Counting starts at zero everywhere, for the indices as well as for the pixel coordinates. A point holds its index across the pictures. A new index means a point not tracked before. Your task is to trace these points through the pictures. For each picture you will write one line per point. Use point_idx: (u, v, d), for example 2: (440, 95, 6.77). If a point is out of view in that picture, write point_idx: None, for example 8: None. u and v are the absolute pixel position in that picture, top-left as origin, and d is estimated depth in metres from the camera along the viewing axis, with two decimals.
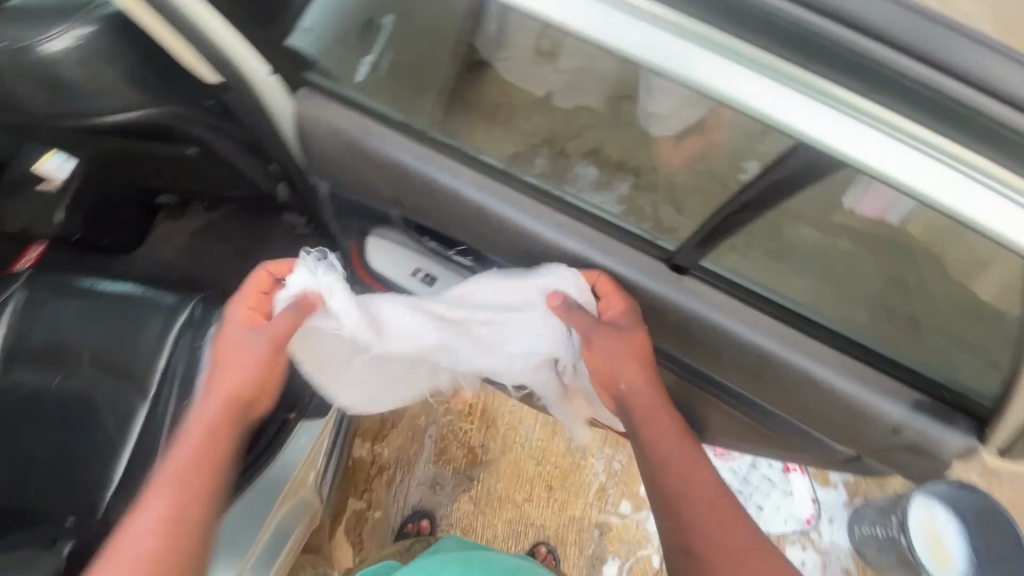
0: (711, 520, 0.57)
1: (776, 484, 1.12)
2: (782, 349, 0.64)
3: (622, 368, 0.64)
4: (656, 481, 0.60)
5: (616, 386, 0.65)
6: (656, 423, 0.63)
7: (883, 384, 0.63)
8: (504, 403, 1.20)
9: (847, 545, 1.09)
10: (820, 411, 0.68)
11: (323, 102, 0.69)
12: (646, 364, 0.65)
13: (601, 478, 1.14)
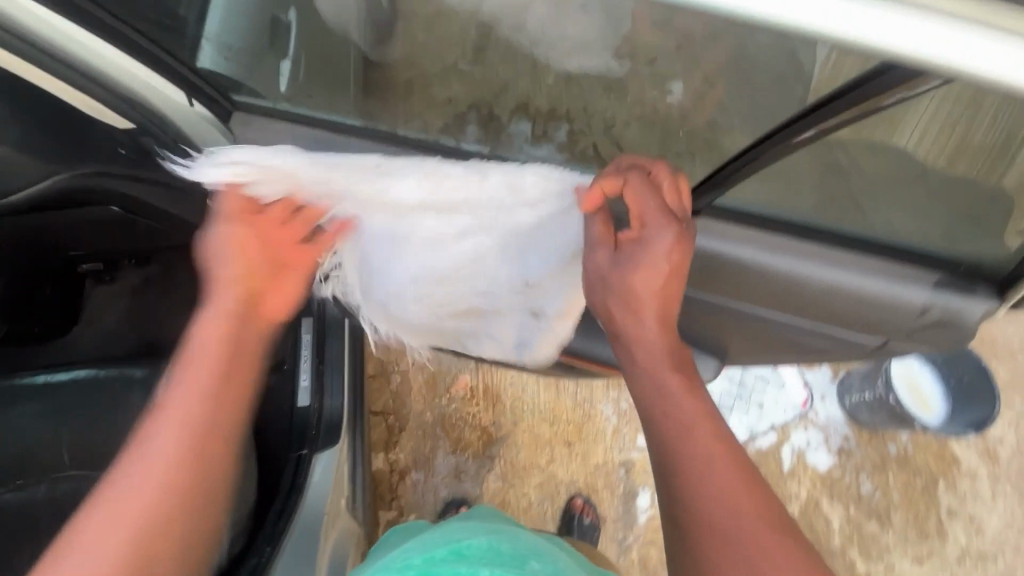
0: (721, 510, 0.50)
1: (768, 380, 1.20)
2: (802, 266, 0.63)
3: (639, 296, 0.59)
4: (663, 453, 0.55)
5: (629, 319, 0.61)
6: (673, 391, 0.57)
7: (904, 274, 0.63)
8: (504, 377, 1.20)
9: (842, 416, 1.18)
10: (851, 317, 0.68)
11: (260, 121, 0.61)
12: (669, 303, 0.60)
13: (613, 421, 1.18)
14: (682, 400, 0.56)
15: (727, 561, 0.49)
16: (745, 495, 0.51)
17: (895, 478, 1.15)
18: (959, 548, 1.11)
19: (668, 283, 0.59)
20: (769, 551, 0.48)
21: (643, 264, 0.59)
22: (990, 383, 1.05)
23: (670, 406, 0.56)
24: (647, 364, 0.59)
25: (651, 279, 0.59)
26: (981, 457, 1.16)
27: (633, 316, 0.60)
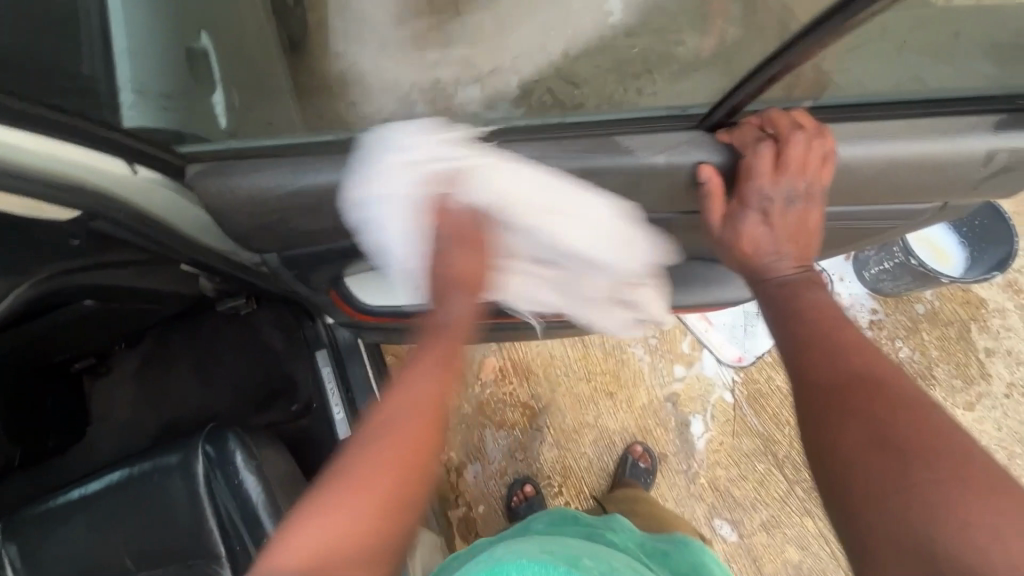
0: (874, 439, 0.40)
1: None
2: (868, 147, 0.54)
3: (788, 237, 0.55)
4: (793, 332, 0.50)
5: (767, 261, 0.55)
6: (823, 314, 0.51)
7: (959, 125, 0.54)
8: (529, 348, 1.19)
9: (865, 291, 1.18)
10: (914, 194, 0.58)
11: (224, 171, 0.55)
12: (808, 240, 0.56)
13: (647, 359, 1.18)
14: (845, 336, 0.48)
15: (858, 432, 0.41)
16: (930, 439, 0.39)
17: (930, 335, 1.16)
18: (1004, 383, 1.13)
19: (807, 244, 0.56)
20: (948, 454, 0.38)
21: (806, 211, 0.55)
22: (1007, 222, 1.03)
23: (826, 341, 0.48)
24: (830, 308, 0.52)
25: (805, 217, 0.55)
26: (1005, 292, 1.17)
27: (775, 252, 0.55)
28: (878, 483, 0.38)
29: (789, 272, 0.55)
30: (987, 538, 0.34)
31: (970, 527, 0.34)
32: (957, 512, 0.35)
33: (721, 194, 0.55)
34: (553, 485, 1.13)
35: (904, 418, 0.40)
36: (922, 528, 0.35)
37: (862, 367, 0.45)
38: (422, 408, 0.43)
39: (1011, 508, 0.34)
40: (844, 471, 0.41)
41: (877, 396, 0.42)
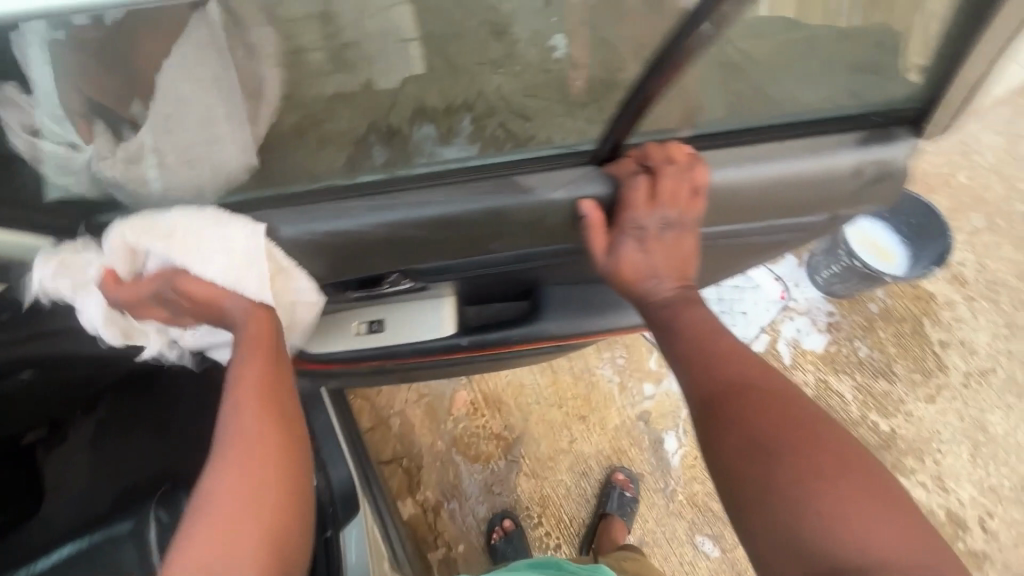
0: (755, 448, 0.47)
1: (742, 287, 1.24)
2: (741, 171, 0.59)
3: (664, 260, 0.61)
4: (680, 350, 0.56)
5: (649, 283, 0.61)
6: (701, 329, 0.57)
7: (823, 144, 0.59)
8: (499, 378, 1.19)
9: (820, 295, 1.22)
10: (794, 206, 0.64)
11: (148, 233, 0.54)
12: (687, 261, 0.62)
13: (617, 379, 1.19)
14: (723, 347, 0.55)
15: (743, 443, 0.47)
16: (800, 444, 0.45)
17: (885, 333, 1.19)
18: (961, 373, 1.16)
19: (685, 262, 0.62)
20: (811, 454, 0.45)
21: (682, 235, 0.61)
22: (939, 219, 1.07)
23: (702, 357, 0.54)
24: (704, 323, 0.58)
25: (683, 242, 0.61)
26: (950, 286, 1.22)
27: (653, 274, 0.61)
28: (767, 489, 0.44)
29: (669, 292, 0.61)
30: (844, 527, 0.41)
31: (830, 519, 0.41)
32: (824, 506, 0.42)
33: (601, 226, 0.59)
34: (532, 515, 1.12)
35: (775, 423, 0.47)
36: (792, 523, 0.42)
37: (738, 376, 0.52)
38: (247, 435, 0.50)
39: (858, 500, 0.42)
40: (738, 479, 0.47)
41: (755, 404, 0.49)
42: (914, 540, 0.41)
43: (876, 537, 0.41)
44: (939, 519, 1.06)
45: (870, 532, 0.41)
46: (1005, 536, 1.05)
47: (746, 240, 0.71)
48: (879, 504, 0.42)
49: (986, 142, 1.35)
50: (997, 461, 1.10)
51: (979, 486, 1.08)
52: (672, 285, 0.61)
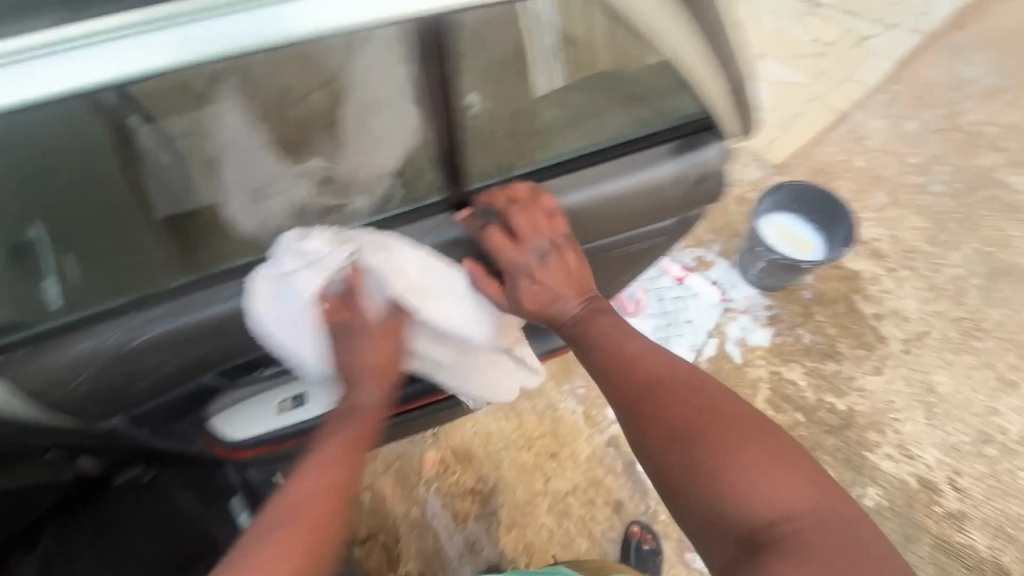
0: (672, 435, 0.53)
1: (683, 297, 1.29)
2: (581, 190, 0.66)
3: (557, 282, 0.65)
4: (596, 356, 0.63)
5: (555, 303, 0.65)
6: (607, 333, 0.63)
7: (643, 158, 0.68)
8: (465, 430, 1.18)
9: (756, 291, 1.28)
10: (636, 212, 0.72)
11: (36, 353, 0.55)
12: (581, 277, 0.66)
13: (580, 410, 1.19)
14: (638, 350, 0.61)
15: (661, 431, 0.54)
16: (714, 426, 0.52)
17: (823, 316, 1.24)
18: (900, 341, 1.21)
19: (580, 279, 0.66)
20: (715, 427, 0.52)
21: (567, 256, 0.65)
22: (840, 207, 1.15)
23: (618, 358, 0.61)
24: (608, 334, 0.64)
25: (571, 259, 0.65)
26: (871, 261, 1.29)
27: (554, 292, 0.65)
28: (689, 468, 0.51)
29: (575, 310, 0.66)
30: (761, 488, 0.48)
31: (741, 488, 0.49)
32: (735, 475, 0.49)
33: (483, 273, 0.63)
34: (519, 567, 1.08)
35: (693, 410, 0.54)
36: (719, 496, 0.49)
37: (656, 373, 0.58)
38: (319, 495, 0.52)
39: (768, 462, 0.50)
40: (664, 464, 0.53)
41: (669, 398, 0.55)
42: (818, 485, 0.49)
43: (780, 494, 0.48)
44: (911, 487, 1.08)
45: (781, 491, 0.48)
46: (977, 491, 1.07)
47: (620, 251, 0.81)
48: (777, 460, 0.50)
49: (872, 127, 1.47)
50: (951, 419, 1.13)
51: (940, 447, 1.10)
52: (572, 304, 0.65)
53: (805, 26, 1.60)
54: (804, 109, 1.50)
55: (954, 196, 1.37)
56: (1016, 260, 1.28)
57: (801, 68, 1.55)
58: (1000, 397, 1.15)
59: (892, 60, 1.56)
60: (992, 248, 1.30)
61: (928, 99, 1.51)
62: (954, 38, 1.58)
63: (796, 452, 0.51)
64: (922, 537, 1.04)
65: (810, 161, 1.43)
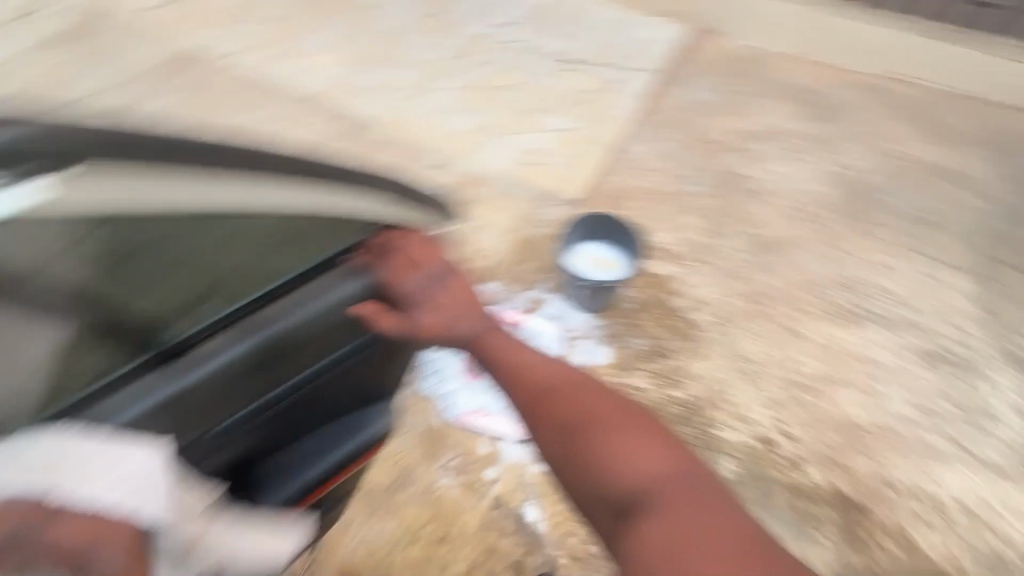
0: (564, 430, 0.72)
1: (527, 339, 1.35)
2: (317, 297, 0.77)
3: (455, 308, 0.85)
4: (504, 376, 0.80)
5: (450, 330, 0.83)
6: (516, 361, 0.81)
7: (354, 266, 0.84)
8: (344, 545, 1.09)
9: (588, 315, 1.38)
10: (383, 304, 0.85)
11: None
12: (468, 306, 0.86)
13: (458, 481, 1.17)
14: (534, 364, 0.80)
15: (560, 427, 0.73)
16: (598, 412, 0.73)
17: (647, 320, 1.38)
18: (711, 324, 1.39)
19: (467, 309, 0.85)
20: (603, 416, 0.73)
21: (455, 286, 0.87)
22: (626, 232, 1.35)
23: (519, 379, 0.79)
24: (499, 348, 0.83)
25: (459, 289, 0.87)
26: (670, 263, 1.48)
27: (455, 320, 0.83)
28: (576, 450, 0.70)
29: (474, 330, 0.84)
30: (621, 456, 0.68)
31: (613, 458, 0.69)
32: (607, 447, 0.69)
33: (382, 313, 0.80)
34: None
35: (578, 403, 0.74)
36: (593, 467, 0.69)
37: (551, 381, 0.77)
38: None
39: (630, 435, 0.71)
40: (559, 450, 0.72)
41: (561, 397, 0.75)
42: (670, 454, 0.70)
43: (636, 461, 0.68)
44: (755, 447, 1.21)
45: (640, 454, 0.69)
46: (803, 432, 1.23)
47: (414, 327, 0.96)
48: (639, 441, 0.70)
49: (642, 150, 1.72)
50: (766, 378, 1.31)
51: (765, 404, 1.27)
52: (467, 325, 0.83)
53: (566, 80, 1.85)
54: (584, 148, 1.71)
55: (716, 193, 1.64)
56: (773, 232, 1.56)
57: (572, 115, 1.77)
58: (794, 346, 1.36)
59: (640, 93, 1.83)
60: (754, 228, 1.57)
61: (676, 117, 1.79)
62: (685, 66, 1.89)
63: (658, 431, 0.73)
64: (775, 488, 1.17)
65: (602, 191, 1.63)
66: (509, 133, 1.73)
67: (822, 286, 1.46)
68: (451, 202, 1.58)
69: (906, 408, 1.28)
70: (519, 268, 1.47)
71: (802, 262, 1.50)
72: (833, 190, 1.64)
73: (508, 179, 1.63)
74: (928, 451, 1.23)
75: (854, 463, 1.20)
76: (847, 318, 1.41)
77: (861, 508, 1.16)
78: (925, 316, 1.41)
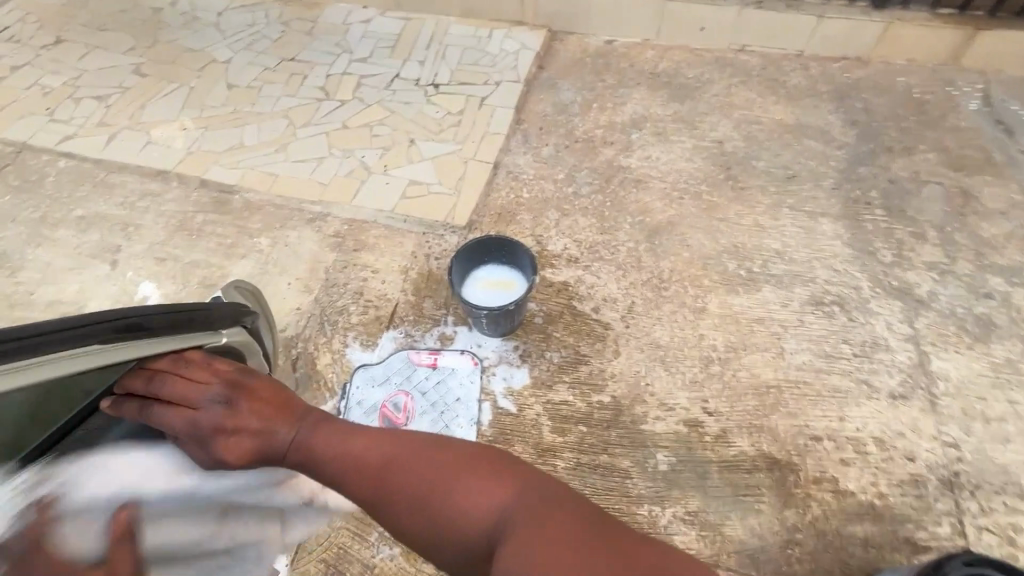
0: (414, 503, 0.69)
1: (442, 379, 1.30)
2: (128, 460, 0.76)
3: (256, 419, 0.80)
4: (334, 465, 0.76)
5: (263, 434, 0.79)
6: (347, 445, 0.77)
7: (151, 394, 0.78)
8: None
9: (499, 340, 1.35)
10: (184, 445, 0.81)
11: None
12: (273, 408, 0.82)
13: (398, 551, 1.08)
14: (364, 440, 0.76)
15: (402, 500, 0.70)
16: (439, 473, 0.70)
17: (559, 331, 1.37)
18: (619, 319, 1.40)
19: (277, 411, 0.81)
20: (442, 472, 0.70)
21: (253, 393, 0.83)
22: (518, 246, 1.30)
23: (352, 461, 0.75)
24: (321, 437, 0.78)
25: (264, 390, 0.84)
26: (571, 268, 1.49)
27: (256, 427, 0.80)
28: (430, 518, 0.68)
29: (290, 435, 0.80)
30: (471, 509, 0.67)
31: (460, 508, 0.67)
32: (454, 502, 0.68)
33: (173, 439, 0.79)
34: None
35: (416, 472, 0.71)
36: (446, 522, 0.67)
37: (387, 451, 0.74)
38: None
39: (478, 481, 0.68)
40: (413, 520, 0.69)
41: (401, 467, 0.72)
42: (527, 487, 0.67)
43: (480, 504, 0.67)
44: (683, 432, 1.23)
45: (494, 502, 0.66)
46: (722, 406, 1.27)
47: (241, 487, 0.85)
48: (482, 484, 0.68)
49: (522, 161, 1.72)
50: (680, 360, 1.33)
51: (684, 387, 1.29)
52: (284, 431, 0.79)
53: (435, 105, 1.82)
54: (465, 170, 1.68)
55: (600, 190, 1.66)
56: (660, 217, 1.61)
57: (448, 139, 1.75)
58: (700, 323, 1.40)
59: (510, 106, 1.83)
60: (641, 215, 1.61)
61: (549, 124, 1.81)
62: (547, 70, 1.93)
63: (514, 468, 0.70)
64: (709, 468, 1.19)
65: (490, 209, 1.61)
66: (386, 170, 1.67)
67: (715, 258, 1.52)
68: (338, 254, 1.50)
69: (809, 357, 1.34)
70: (422, 306, 1.42)
71: (692, 240, 1.56)
72: (707, 164, 1.71)
73: (394, 217, 1.57)
74: (836, 393, 1.30)
75: (774, 424, 1.25)
76: (742, 284, 1.47)
77: (789, 465, 1.20)
78: (808, 266, 1.50)
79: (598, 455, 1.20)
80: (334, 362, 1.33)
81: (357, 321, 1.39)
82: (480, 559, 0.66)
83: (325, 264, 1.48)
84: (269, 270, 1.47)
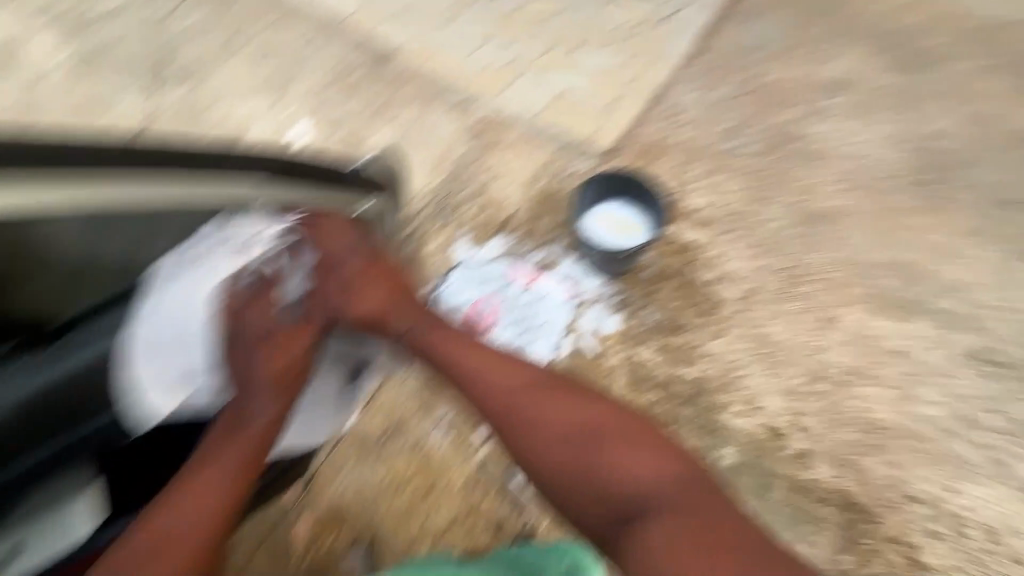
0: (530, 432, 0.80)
1: (535, 301, 1.30)
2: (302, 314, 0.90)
3: (376, 298, 0.89)
4: (459, 374, 0.86)
5: (380, 319, 0.89)
6: (471, 361, 0.86)
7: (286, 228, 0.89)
8: (333, 487, 1.12)
9: (602, 280, 1.30)
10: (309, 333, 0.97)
11: None
12: (389, 295, 0.90)
13: (449, 437, 1.16)
14: (483, 363, 0.86)
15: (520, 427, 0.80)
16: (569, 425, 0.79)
17: (666, 292, 1.29)
18: (734, 301, 1.28)
19: (395, 299, 0.90)
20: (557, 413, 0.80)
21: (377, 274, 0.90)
22: (655, 202, 1.24)
23: (476, 376, 0.85)
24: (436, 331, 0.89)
25: (386, 275, 0.91)
26: (702, 230, 1.36)
27: (375, 307, 0.89)
28: (541, 446, 0.79)
29: (404, 328, 0.89)
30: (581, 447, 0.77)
31: (571, 446, 0.78)
32: (566, 438, 0.78)
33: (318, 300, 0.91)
34: None
35: (535, 407, 0.81)
36: (555, 452, 0.78)
37: (509, 382, 0.84)
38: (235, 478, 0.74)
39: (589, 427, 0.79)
40: (523, 445, 0.80)
41: (521, 398, 0.82)
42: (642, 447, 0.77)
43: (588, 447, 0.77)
44: (760, 438, 1.15)
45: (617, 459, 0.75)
46: (815, 428, 1.15)
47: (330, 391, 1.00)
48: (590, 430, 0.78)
49: (688, 99, 1.54)
50: (785, 365, 1.21)
51: (780, 393, 1.18)
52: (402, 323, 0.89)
53: (615, 9, 1.64)
54: (623, 93, 1.54)
55: (763, 155, 1.46)
56: (823, 205, 1.39)
57: (615, 53, 1.59)
58: (825, 334, 1.24)
59: (694, 32, 1.61)
60: (803, 196, 1.40)
61: (731, 64, 1.57)
62: None
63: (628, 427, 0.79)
64: (774, 483, 1.11)
65: (637, 142, 1.48)
66: (542, 71, 1.57)
67: (872, 270, 1.31)
68: (472, 146, 1.48)
69: (939, 414, 1.17)
70: (535, 223, 1.38)
71: (851, 242, 1.34)
72: (906, 159, 1.42)
73: (535, 125, 1.51)
74: (955, 462, 1.13)
75: (867, 467, 1.13)
76: (893, 309, 1.27)
77: (865, 514, 1.09)
78: (982, 314, 1.26)
79: (662, 426, 1.16)
80: (439, 251, 1.36)
81: (470, 219, 1.39)
82: (571, 491, 0.77)
83: (456, 154, 1.47)
84: (404, 144, 1.49)
